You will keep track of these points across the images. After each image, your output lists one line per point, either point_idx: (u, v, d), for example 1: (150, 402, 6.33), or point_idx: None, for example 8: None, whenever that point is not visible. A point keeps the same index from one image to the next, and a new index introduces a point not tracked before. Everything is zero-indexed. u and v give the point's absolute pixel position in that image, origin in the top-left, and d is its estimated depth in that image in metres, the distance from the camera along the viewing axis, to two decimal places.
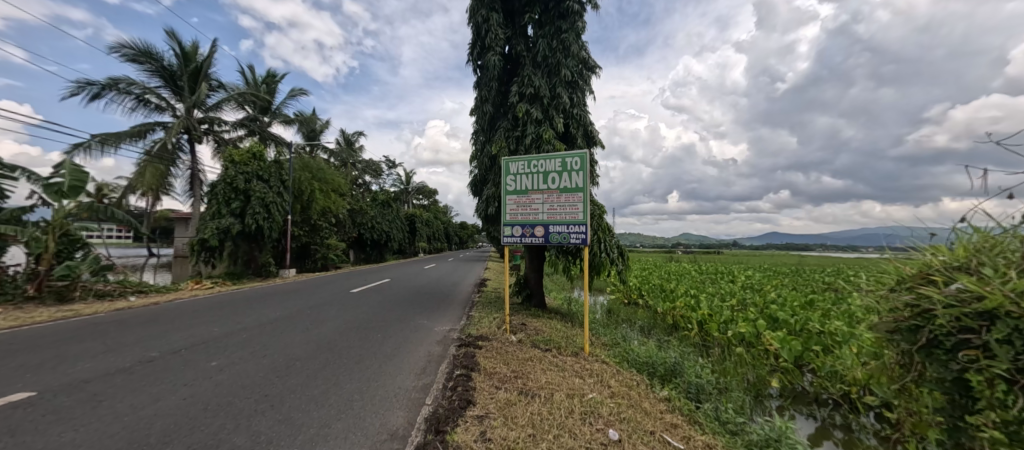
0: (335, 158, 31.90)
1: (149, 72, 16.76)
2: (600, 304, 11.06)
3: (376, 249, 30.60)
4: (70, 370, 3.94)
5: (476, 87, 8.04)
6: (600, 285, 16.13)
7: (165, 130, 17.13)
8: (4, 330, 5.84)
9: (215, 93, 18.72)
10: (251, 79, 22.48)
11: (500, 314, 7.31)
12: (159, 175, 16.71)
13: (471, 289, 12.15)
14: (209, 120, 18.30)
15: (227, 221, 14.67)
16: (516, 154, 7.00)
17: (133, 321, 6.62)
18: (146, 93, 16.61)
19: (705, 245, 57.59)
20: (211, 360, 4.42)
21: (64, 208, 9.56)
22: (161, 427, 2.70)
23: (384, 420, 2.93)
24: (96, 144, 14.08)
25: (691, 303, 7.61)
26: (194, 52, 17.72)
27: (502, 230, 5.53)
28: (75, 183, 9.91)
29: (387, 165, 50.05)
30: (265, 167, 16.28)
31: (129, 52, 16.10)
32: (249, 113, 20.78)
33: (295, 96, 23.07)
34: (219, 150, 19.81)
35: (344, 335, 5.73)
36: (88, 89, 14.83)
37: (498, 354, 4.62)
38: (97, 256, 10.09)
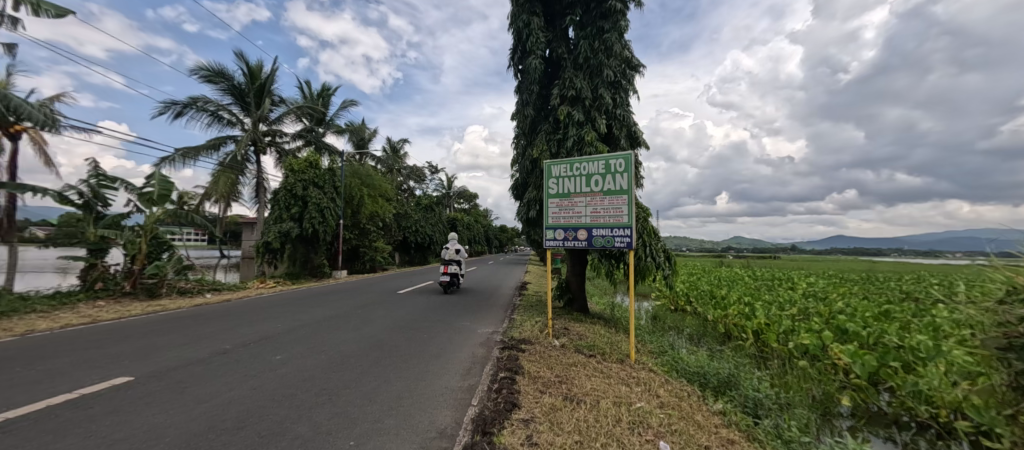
0: (382, 164, 33.56)
1: (222, 91, 18.56)
2: (646, 310, 10.69)
3: (421, 252, 31.74)
4: (160, 358, 4.43)
5: (517, 91, 8.09)
6: (645, 290, 15.67)
7: (235, 143, 18.79)
8: (107, 322, 6.66)
9: (277, 107, 20.31)
10: (307, 93, 24.21)
11: (542, 317, 7.24)
12: (230, 183, 18.38)
13: (514, 292, 12.24)
14: (272, 133, 19.91)
15: (288, 226, 15.88)
16: (558, 157, 6.94)
17: (208, 315, 7.32)
18: (220, 110, 18.35)
19: (759, 249, 53.67)
20: (276, 354, 4.76)
21: (153, 214, 10.67)
22: (235, 413, 2.93)
23: (432, 418, 3.00)
24: (179, 157, 15.73)
25: (746, 313, 7.19)
26: (261, 71, 19.34)
27: (545, 234, 5.54)
28: (163, 191, 11.02)
29: (430, 170, 51.73)
30: (321, 174, 17.29)
31: (205, 73, 17.91)
32: (306, 125, 22.35)
33: (347, 107, 24.47)
34: (280, 160, 21.45)
35: (392, 334, 5.99)
36: (172, 108, 16.64)
37: (542, 358, 4.59)
38: (180, 257, 11.16)
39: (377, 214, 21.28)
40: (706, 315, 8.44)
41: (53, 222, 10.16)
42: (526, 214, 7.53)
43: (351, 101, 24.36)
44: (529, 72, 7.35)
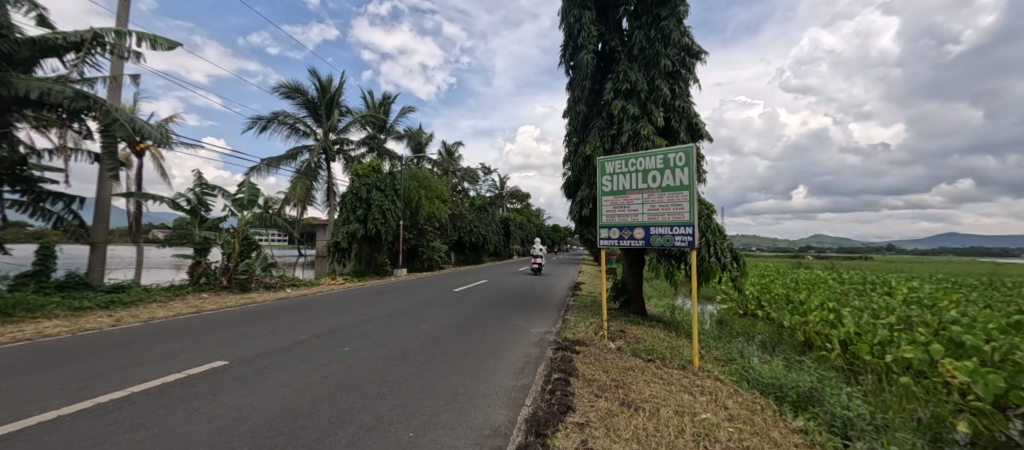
0: (438, 167, 35.05)
1: (299, 105, 20.58)
2: (711, 314, 10.01)
3: (475, 251, 32.65)
4: (249, 346, 5.02)
5: (568, 87, 7.99)
6: (709, 293, 14.68)
7: (309, 152, 20.72)
8: (210, 312, 7.69)
9: (344, 117, 22.04)
10: (370, 102, 25.98)
11: (597, 319, 7.07)
12: (305, 189, 20.31)
13: (567, 292, 12.10)
14: (340, 141, 21.68)
15: (354, 227, 17.22)
16: (612, 153, 6.74)
17: (289, 308, 8.17)
18: (297, 122, 20.36)
19: (846, 248, 47.57)
20: (344, 346, 5.16)
21: (244, 218, 12.05)
22: (310, 398, 3.22)
23: (487, 415, 3.05)
24: (263, 166, 17.72)
25: (832, 321, 6.43)
26: (330, 85, 21.11)
27: (599, 233, 5.43)
28: (251, 197, 12.46)
29: (483, 172, 53.05)
30: (382, 178, 18.46)
31: (284, 90, 19.99)
32: (369, 132, 24.03)
33: (406, 114, 25.84)
34: (347, 166, 23.27)
35: (448, 331, 6.23)
36: (258, 123, 18.79)
37: (597, 360, 4.48)
38: (265, 255, 12.57)
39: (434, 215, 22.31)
40: (781, 321, 7.70)
41: (168, 226, 11.92)
42: (579, 213, 7.41)
43: (408, 107, 25.67)
44: (581, 67, 7.23)
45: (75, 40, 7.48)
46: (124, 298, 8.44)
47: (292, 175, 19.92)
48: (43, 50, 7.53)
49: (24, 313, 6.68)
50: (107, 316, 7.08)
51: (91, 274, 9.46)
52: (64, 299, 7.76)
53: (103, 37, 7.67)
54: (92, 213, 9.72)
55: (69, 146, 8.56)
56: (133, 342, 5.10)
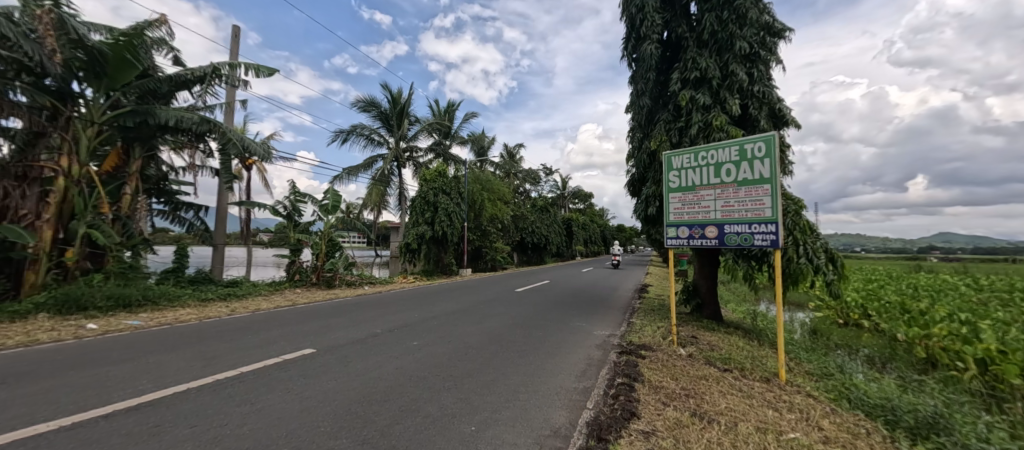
0: (501, 169, 35.85)
1: (374, 117, 22.43)
2: (802, 322, 8.94)
3: (537, 252, 32.83)
4: (333, 336, 5.58)
5: (631, 81, 7.70)
6: (801, 300, 13.12)
7: (382, 160, 22.46)
8: (305, 305, 8.72)
9: (413, 126, 23.53)
10: (436, 110, 27.40)
11: (665, 323, 6.70)
12: (380, 194, 22.06)
13: (634, 294, 11.62)
14: (409, 149, 23.19)
15: (423, 228, 18.33)
16: (681, 147, 6.35)
17: (368, 304, 8.95)
18: (373, 133, 22.20)
19: (986, 248, 39.22)
20: (413, 340, 5.51)
21: (329, 221, 13.36)
22: (383, 387, 3.48)
23: (547, 415, 3.03)
24: (344, 175, 19.59)
25: (967, 336, 5.36)
26: (400, 97, 22.65)
27: (666, 232, 5.18)
28: (335, 202, 13.73)
29: (544, 172, 53.10)
30: (448, 182, 19.37)
31: (362, 104, 21.92)
32: (436, 139, 25.38)
33: (469, 119, 26.79)
34: (416, 172, 24.80)
35: (510, 330, 6.35)
36: (340, 136, 20.84)
37: (665, 366, 4.24)
38: (347, 255, 13.85)
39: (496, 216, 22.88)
40: (895, 334, 6.61)
41: (269, 229, 13.72)
42: (644, 212, 7.09)
43: (471, 113, 26.58)
44: (644, 59, 6.93)
45: (200, 74, 8.94)
46: (237, 292, 9.91)
47: (368, 181, 21.75)
48: (178, 84, 9.12)
49: (168, 301, 8.18)
50: (226, 307, 8.37)
51: (213, 270, 11.25)
52: (195, 291, 9.34)
53: (220, 69, 9.07)
54: (214, 219, 11.54)
55: (197, 164, 10.25)
56: (244, 330, 5.98)
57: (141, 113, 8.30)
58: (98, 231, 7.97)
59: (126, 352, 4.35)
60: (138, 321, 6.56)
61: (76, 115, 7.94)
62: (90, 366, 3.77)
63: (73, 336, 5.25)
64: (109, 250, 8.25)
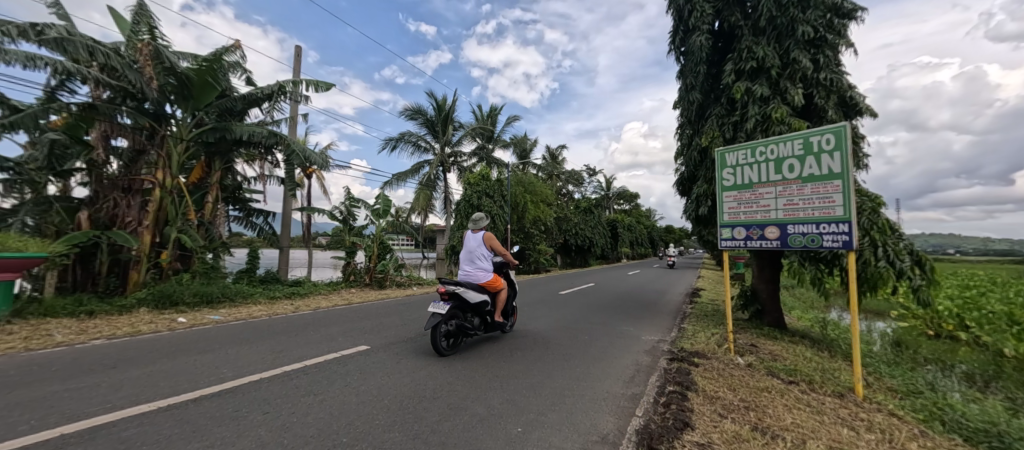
0: (544, 171, 35.79)
1: (420, 125, 23.37)
2: (881, 333, 8.05)
3: (581, 255, 32.35)
4: (385, 334, 5.87)
5: (679, 76, 7.39)
6: (881, 308, 11.77)
7: (428, 166, 23.30)
8: (360, 304, 9.25)
9: (457, 131, 24.18)
10: (479, 115, 27.97)
11: (721, 330, 6.31)
12: (426, 198, 22.90)
13: (684, 299, 11.09)
14: (453, 154, 23.88)
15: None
16: (735, 142, 5.97)
17: (417, 304, 9.32)
18: (419, 140, 23.13)
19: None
20: (460, 340, 5.64)
21: (380, 225, 14.01)
22: (432, 385, 3.60)
23: (595, 421, 2.96)
24: (393, 180, 20.57)
25: None
26: (445, 104, 23.42)
27: (720, 233, 4.91)
28: (385, 206, 14.34)
29: (586, 173, 52.35)
30: (492, 186, 19.64)
31: (410, 113, 22.93)
32: (479, 143, 25.89)
33: (511, 123, 27.09)
34: (461, 176, 25.46)
35: (555, 332, 6.31)
36: (389, 143, 21.95)
37: (721, 376, 3.99)
38: (396, 257, 14.51)
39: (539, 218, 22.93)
40: (1003, 349, 5.76)
41: (326, 233, 14.61)
42: (695, 212, 6.75)
43: (513, 116, 26.81)
44: (693, 52, 6.62)
45: (268, 92, 9.82)
46: (300, 291, 10.74)
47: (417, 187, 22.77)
48: (249, 102, 10.08)
49: (243, 299, 9.04)
50: (291, 305, 9.10)
51: (279, 271, 12.29)
52: (264, 289, 10.26)
53: (285, 87, 9.91)
54: (279, 224, 12.56)
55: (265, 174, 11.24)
56: (308, 326, 6.47)
57: (220, 130, 9.30)
58: (186, 236, 9.00)
59: (208, 344, 4.87)
60: (219, 316, 7.32)
61: (169, 132, 8.90)
62: (182, 354, 4.27)
63: (167, 328, 5.96)
64: (195, 253, 9.29)
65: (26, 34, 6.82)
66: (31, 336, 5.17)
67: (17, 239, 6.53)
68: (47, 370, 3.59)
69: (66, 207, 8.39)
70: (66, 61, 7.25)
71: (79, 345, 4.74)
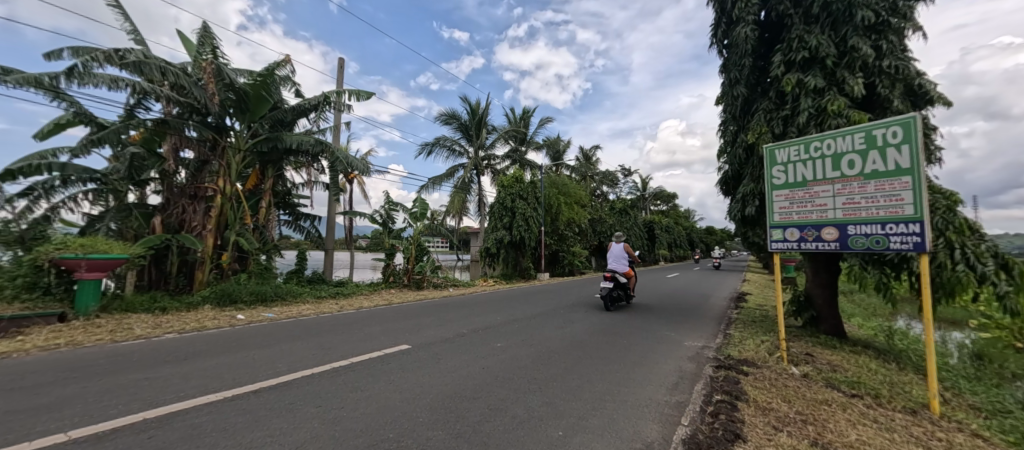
0: (577, 172, 35.42)
1: (455, 129, 23.87)
2: (958, 345, 7.27)
3: (617, 257, 31.68)
4: (425, 334, 6.03)
5: (722, 70, 7.09)
6: (959, 318, 10.61)
7: (463, 169, 23.72)
8: (401, 305, 9.56)
9: (491, 135, 24.48)
10: (512, 118, 28.16)
11: (771, 337, 5.95)
12: (461, 201, 23.33)
13: (729, 304, 10.57)
14: (487, 157, 24.21)
15: (502, 233, 18.92)
16: (786, 138, 5.63)
17: (454, 305, 9.50)
18: (454, 144, 23.63)
19: None
20: (497, 341, 5.69)
21: (417, 228, 14.38)
22: (472, 385, 3.65)
23: (638, 428, 2.88)
24: (429, 184, 21.14)
25: None
26: (479, 108, 23.76)
27: (769, 234, 4.73)
28: (422, 209, 14.68)
29: (620, 173, 51.20)
30: (525, 188, 19.67)
31: (445, 118, 23.51)
32: (512, 146, 26.05)
33: (544, 124, 27.00)
34: (495, 179, 25.73)
35: (592, 336, 6.21)
36: (426, 148, 22.60)
37: (773, 386, 3.76)
38: (433, 259, 14.88)
39: (572, 220, 22.69)
40: None
41: (367, 236, 15.19)
42: (741, 212, 6.43)
43: (547, 118, 26.74)
44: (737, 44, 6.33)
45: (315, 103, 10.40)
46: (343, 291, 11.27)
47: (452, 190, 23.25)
48: (298, 113, 10.73)
49: (293, 297, 9.62)
50: (336, 304, 9.57)
51: (325, 272, 12.97)
52: (312, 289, 10.86)
53: (329, 97, 10.46)
54: (324, 227, 13.24)
55: (312, 180, 11.90)
56: (354, 324, 6.78)
57: (272, 140, 9.97)
58: (243, 238, 9.69)
59: (265, 339, 5.22)
60: (272, 314, 7.81)
61: (229, 143, 9.64)
62: (243, 349, 4.61)
63: (228, 324, 6.45)
64: (251, 254, 9.98)
65: (110, 59, 7.63)
66: (116, 329, 5.77)
67: (105, 242, 7.28)
68: (131, 360, 4.00)
69: (142, 213, 9.29)
70: (143, 82, 8.04)
71: (155, 338, 5.23)
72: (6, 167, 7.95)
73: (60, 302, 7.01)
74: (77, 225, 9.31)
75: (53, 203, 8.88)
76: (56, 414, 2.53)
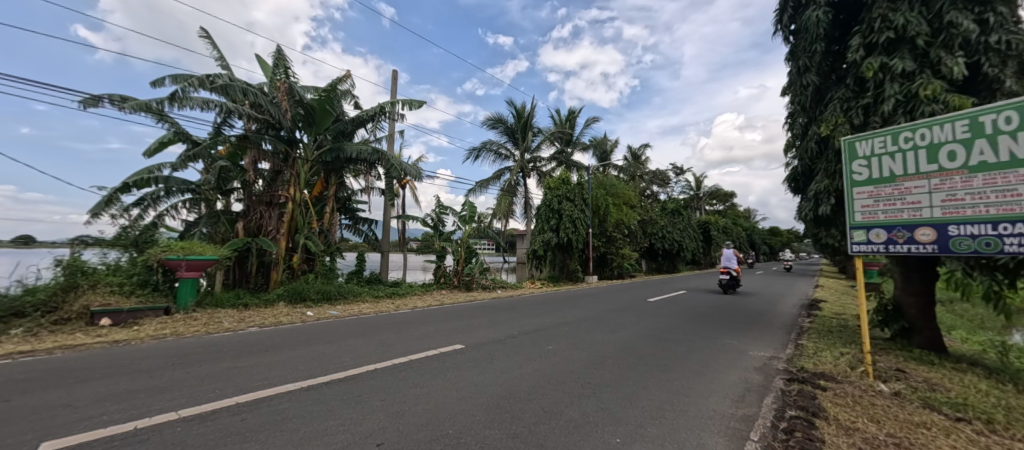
0: (625, 172, 34.41)
1: (501, 133, 24.24)
2: None
3: (669, 259, 30.34)
4: (477, 335, 6.18)
5: (789, 58, 6.57)
6: None
7: (509, 172, 23.95)
8: (453, 306, 9.87)
9: (536, 137, 24.54)
10: (557, 119, 28.01)
11: (853, 349, 5.39)
12: (507, 204, 23.61)
13: (801, 312, 9.67)
14: (533, 159, 24.34)
15: (549, 235, 18.86)
16: (867, 129, 5.09)
17: (504, 307, 9.63)
18: (500, 148, 23.99)
19: None
20: (548, 344, 5.69)
21: (466, 230, 14.70)
22: (525, 386, 3.68)
23: (702, 440, 2.74)
24: (477, 188, 21.65)
25: None
26: (524, 111, 23.92)
27: (849, 236, 4.33)
28: (471, 213, 14.95)
29: (671, 172, 48.96)
30: (572, 189, 19.46)
31: (491, 122, 23.96)
32: (558, 147, 25.89)
33: (590, 124, 26.53)
34: (540, 181, 25.76)
35: (647, 342, 6.00)
36: (473, 153, 23.20)
37: (858, 404, 3.40)
38: (481, 261, 15.24)
39: (620, 221, 22.03)
40: None
41: (418, 238, 15.81)
42: (814, 211, 5.90)
43: (594, 117, 26.27)
44: (807, 29, 5.84)
45: (372, 114, 11.06)
46: (399, 291, 11.87)
47: (498, 193, 23.58)
48: (357, 124, 11.45)
49: (354, 296, 10.30)
50: (392, 304, 10.09)
51: (380, 273, 13.72)
52: (371, 289, 11.56)
53: (384, 108, 11.04)
54: (380, 230, 13.98)
55: (369, 187, 12.65)
56: (411, 324, 7.11)
57: (334, 150, 10.74)
58: (311, 241, 10.53)
59: (333, 335, 5.63)
60: (337, 312, 8.38)
61: (298, 155, 10.55)
62: (315, 343, 5.02)
63: (300, 321, 7.04)
64: (317, 256, 10.82)
65: (201, 84, 8.66)
66: (209, 322, 6.51)
67: (200, 245, 8.33)
68: (225, 350, 4.51)
69: (228, 219, 10.41)
70: (228, 102, 9.04)
71: (241, 331, 5.84)
72: (125, 180, 9.29)
73: (165, 296, 7.99)
74: (177, 230, 10.65)
75: (159, 210, 10.20)
76: (169, 394, 2.92)
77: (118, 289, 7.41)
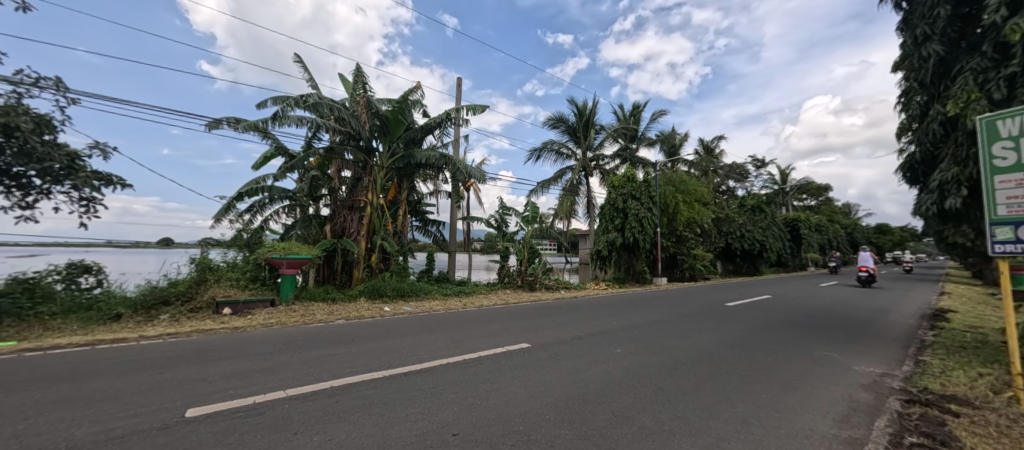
0: (697, 168, 32.17)
1: (562, 132, 24.10)
2: None
3: (749, 260, 27.79)
4: (544, 335, 6.22)
5: (902, 29, 5.68)
6: None
7: (571, 172, 23.70)
8: (519, 305, 10.03)
9: (599, 134, 24.01)
10: (621, 115, 27.09)
11: (997, 369, 4.48)
12: (569, 204, 23.39)
13: (921, 323, 8.27)
14: (595, 158, 23.84)
15: (613, 235, 18.31)
16: (1012, 105, 4.23)
17: (569, 308, 9.57)
18: (561, 147, 23.86)
19: None
20: (616, 347, 5.54)
21: (529, 231, 14.85)
22: (594, 389, 3.63)
23: None
24: (538, 188, 21.78)
25: None
26: (586, 109, 23.54)
27: (989, 233, 3.65)
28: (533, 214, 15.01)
29: (750, 165, 44.67)
30: (638, 187, 18.69)
31: (552, 122, 23.94)
32: (622, 144, 25.02)
33: (657, 118, 25.26)
34: (603, 179, 25.14)
35: (727, 350, 5.57)
36: (534, 154, 23.37)
37: (1006, 435, 2.82)
38: (545, 261, 15.27)
39: (692, 219, 20.63)
40: None
41: (483, 239, 16.31)
42: (938, 205, 5.04)
43: (661, 111, 24.95)
44: None
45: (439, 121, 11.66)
46: (466, 290, 12.35)
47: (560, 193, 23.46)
48: (426, 131, 12.16)
49: (425, 294, 10.96)
50: (461, 302, 10.57)
51: (448, 272, 14.41)
52: (441, 287, 12.17)
53: (450, 114, 11.57)
54: (447, 231, 14.66)
55: (437, 190, 13.35)
56: (481, 322, 7.36)
57: (406, 157, 11.53)
58: (387, 242, 11.37)
59: (410, 330, 6.05)
60: (411, 308, 8.95)
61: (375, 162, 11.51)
62: (394, 337, 5.44)
63: (382, 315, 7.65)
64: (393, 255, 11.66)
65: (297, 104, 9.86)
66: (306, 314, 7.36)
67: (297, 245, 9.46)
68: (320, 339, 5.08)
69: (318, 222, 11.68)
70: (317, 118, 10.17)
71: (331, 323, 6.51)
72: (238, 190, 10.86)
73: (271, 290, 9.17)
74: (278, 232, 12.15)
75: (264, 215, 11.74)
76: (278, 376, 3.37)
77: (236, 283, 8.66)
